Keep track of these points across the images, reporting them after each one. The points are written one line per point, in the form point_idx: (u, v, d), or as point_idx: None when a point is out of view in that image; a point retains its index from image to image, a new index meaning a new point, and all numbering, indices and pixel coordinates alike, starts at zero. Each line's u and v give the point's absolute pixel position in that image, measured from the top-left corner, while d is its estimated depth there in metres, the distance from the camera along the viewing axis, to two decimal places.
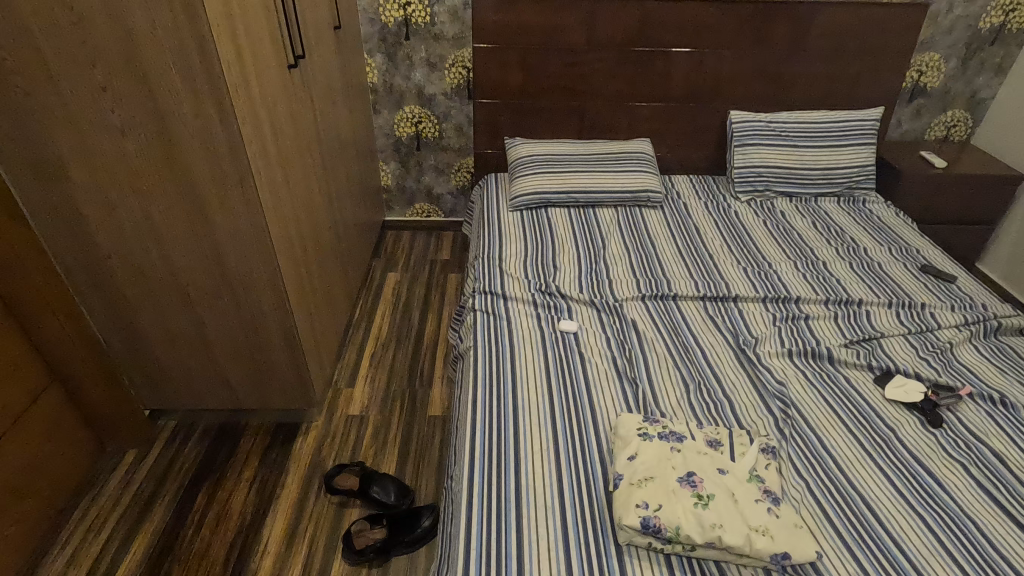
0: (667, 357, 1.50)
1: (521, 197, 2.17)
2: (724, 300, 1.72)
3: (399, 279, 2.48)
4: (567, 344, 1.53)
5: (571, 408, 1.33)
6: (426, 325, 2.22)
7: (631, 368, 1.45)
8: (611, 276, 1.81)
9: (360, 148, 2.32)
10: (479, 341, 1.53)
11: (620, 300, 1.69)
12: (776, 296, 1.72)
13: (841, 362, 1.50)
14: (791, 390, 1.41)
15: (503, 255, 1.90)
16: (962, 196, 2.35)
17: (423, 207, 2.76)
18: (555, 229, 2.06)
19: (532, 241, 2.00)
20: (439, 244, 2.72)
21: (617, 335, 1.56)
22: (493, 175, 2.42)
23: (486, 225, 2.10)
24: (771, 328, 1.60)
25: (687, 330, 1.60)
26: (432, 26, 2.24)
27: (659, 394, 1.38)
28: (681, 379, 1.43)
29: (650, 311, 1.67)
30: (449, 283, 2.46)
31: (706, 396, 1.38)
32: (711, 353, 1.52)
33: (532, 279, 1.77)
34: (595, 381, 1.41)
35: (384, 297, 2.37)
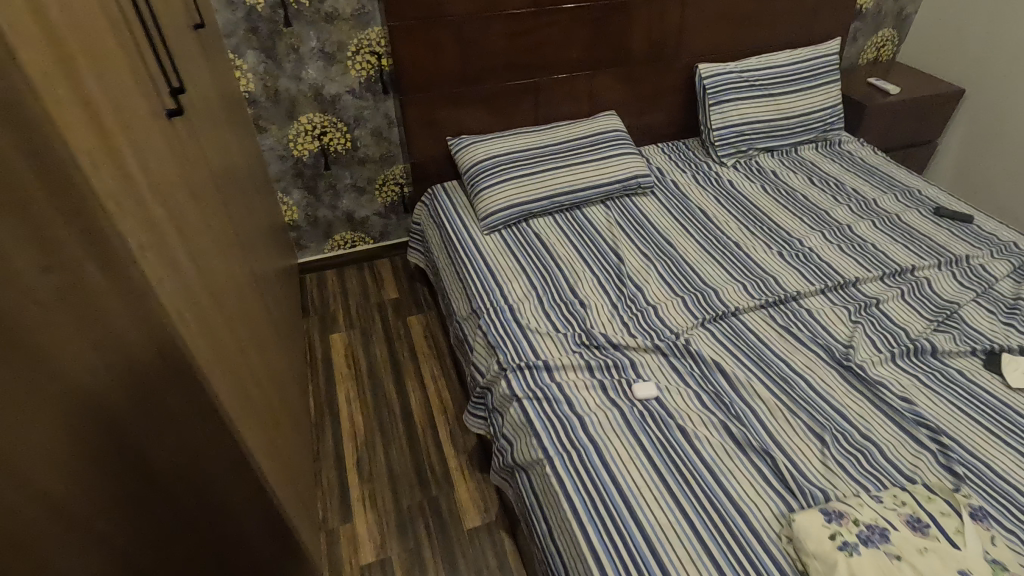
0: (777, 401, 1.21)
1: (494, 216, 1.71)
2: (786, 301, 1.46)
3: (347, 342, 1.94)
4: (658, 419, 1.18)
5: (718, 521, 1.01)
6: (408, 398, 1.75)
7: (751, 430, 1.15)
8: (652, 302, 1.46)
9: (258, 186, 1.70)
10: (551, 449, 1.13)
11: (682, 334, 1.36)
12: (835, 284, 1.50)
13: (944, 353, 1.32)
14: (923, 405, 1.20)
15: (511, 303, 1.46)
16: (914, 120, 2.31)
17: (344, 236, 2.18)
18: (549, 248, 1.65)
19: (534, 271, 1.57)
20: (378, 280, 2.19)
21: (707, 388, 1.24)
22: (439, 187, 1.92)
23: (464, 262, 1.62)
24: (855, 327, 1.38)
25: (774, 355, 1.32)
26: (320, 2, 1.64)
27: (801, 464, 1.09)
28: (810, 433, 1.15)
29: (720, 338, 1.36)
30: (412, 331, 1.98)
31: (848, 447, 1.13)
32: (817, 379, 1.26)
33: (567, 332, 1.37)
34: (722, 466, 1.10)
35: (339, 373, 1.83)
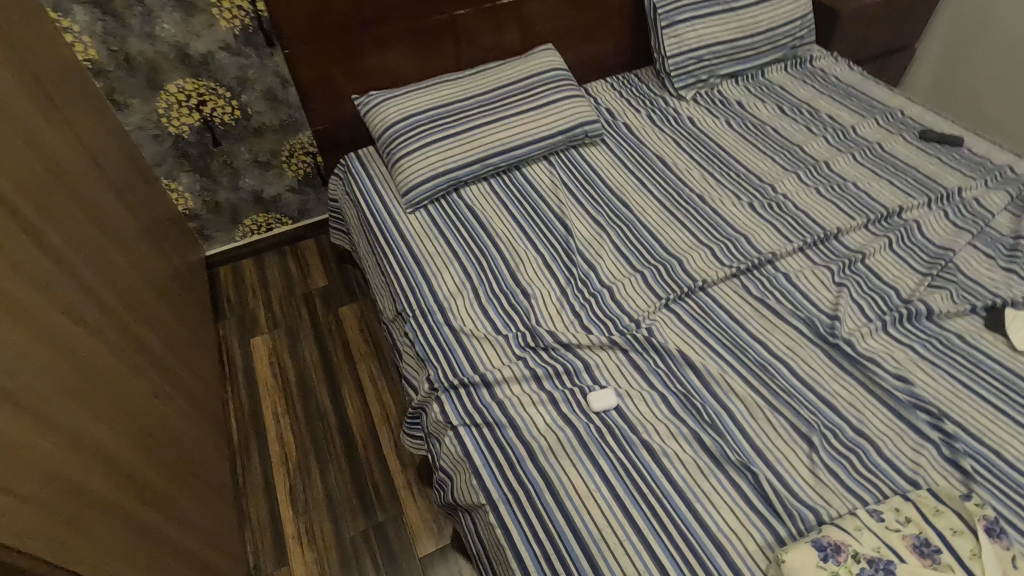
0: (757, 397, 1.03)
1: (417, 190, 1.43)
2: (760, 266, 1.26)
3: (271, 346, 1.70)
4: (620, 436, 1.00)
5: (695, 564, 0.85)
6: (346, 406, 1.54)
7: (728, 439, 0.98)
8: (606, 283, 1.24)
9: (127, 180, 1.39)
10: (496, 490, 0.94)
11: (643, 321, 1.16)
12: (815, 239, 1.29)
13: (941, 315, 1.14)
14: (920, 383, 1.04)
15: (442, 301, 1.23)
16: (891, 24, 2.04)
17: (257, 220, 1.89)
18: (485, 224, 1.40)
19: (468, 255, 1.33)
20: (303, 265, 1.93)
21: (675, 388, 1.06)
22: (352, 155, 1.62)
23: (385, 251, 1.37)
24: (840, 292, 1.18)
25: (750, 337, 1.13)
26: None
27: (787, 477, 0.93)
28: (796, 434, 0.99)
29: (686, 321, 1.16)
30: (345, 324, 1.75)
31: (840, 447, 0.97)
32: (801, 363, 1.08)
33: (508, 334, 1.15)
34: (697, 489, 0.93)
35: (264, 383, 1.61)
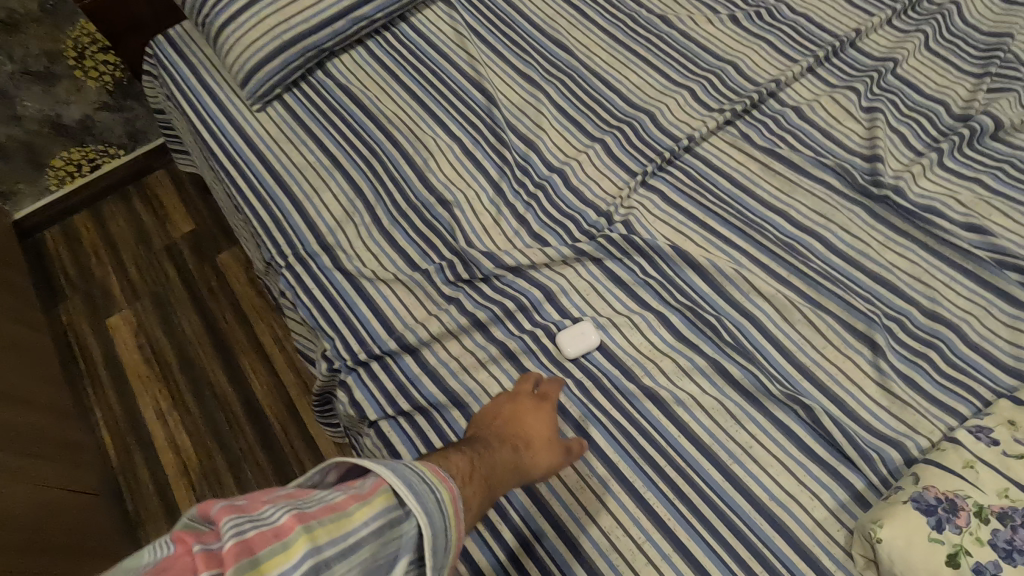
0: (789, 293, 0.73)
1: (260, 73, 0.96)
2: (760, 103, 0.90)
3: (136, 324, 1.29)
4: (611, 389, 0.69)
5: (746, 555, 0.60)
6: (250, 384, 1.19)
7: (762, 363, 0.69)
8: (556, 167, 0.87)
9: None
10: None
11: (617, 214, 0.82)
12: (827, 52, 0.93)
13: (1010, 129, 0.83)
14: (1002, 230, 0.75)
15: (325, 235, 0.84)
16: None
17: (68, 156, 1.36)
18: (369, 110, 0.97)
19: (352, 160, 0.91)
20: (157, 208, 1.45)
21: (676, 302, 0.74)
22: (158, 37, 1.10)
23: (232, 174, 0.94)
24: (873, 120, 0.85)
25: (765, 208, 0.80)
26: None
27: (850, 402, 0.66)
28: (851, 335, 0.70)
29: (674, 201, 0.83)
30: (227, 276, 1.33)
31: (910, 342, 0.69)
32: (840, 233, 0.77)
33: (429, 268, 0.79)
34: (730, 445, 0.65)
35: (137, 375, 1.23)
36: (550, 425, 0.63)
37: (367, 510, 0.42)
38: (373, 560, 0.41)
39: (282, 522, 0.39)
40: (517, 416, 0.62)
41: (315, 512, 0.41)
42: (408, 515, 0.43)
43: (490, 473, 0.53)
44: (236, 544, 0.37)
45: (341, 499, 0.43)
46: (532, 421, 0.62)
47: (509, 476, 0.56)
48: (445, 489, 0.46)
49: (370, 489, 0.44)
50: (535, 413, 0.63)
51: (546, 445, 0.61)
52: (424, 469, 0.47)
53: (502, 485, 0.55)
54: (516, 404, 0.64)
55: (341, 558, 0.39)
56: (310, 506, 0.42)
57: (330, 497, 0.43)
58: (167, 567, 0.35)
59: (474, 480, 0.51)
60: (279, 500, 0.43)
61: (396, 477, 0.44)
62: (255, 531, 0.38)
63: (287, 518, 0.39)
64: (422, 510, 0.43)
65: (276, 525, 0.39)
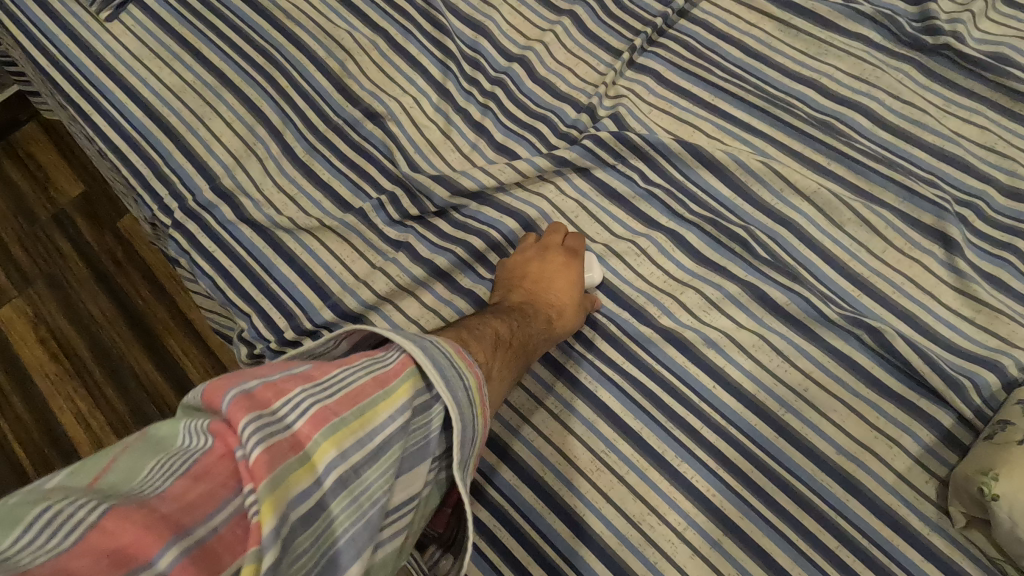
0: (832, 186, 0.57)
1: None
2: None
3: (31, 314, 1.07)
4: (621, 337, 0.54)
5: (814, 529, 0.47)
6: (184, 368, 1.01)
7: (809, 280, 0.53)
8: (515, 54, 0.66)
9: None
10: None
11: (601, 107, 0.63)
12: None
13: None
14: None
15: (221, 177, 0.63)
16: None
17: None
18: (257, 1, 0.72)
19: (243, 72, 0.69)
20: (33, 170, 1.18)
21: (691, 214, 0.57)
22: None
23: (84, 110, 0.70)
24: None
25: (789, 79, 0.62)
26: None
27: (924, 317, 0.51)
28: (917, 233, 0.54)
29: (673, 84, 0.63)
30: (134, 243, 1.11)
31: (991, 232, 0.54)
32: (888, 100, 0.60)
33: (365, 206, 0.60)
34: (778, 390, 0.51)
35: (43, 375, 1.02)
36: (577, 283, 0.53)
37: (395, 400, 0.36)
38: (403, 453, 0.36)
39: (306, 422, 0.32)
40: (541, 271, 0.53)
41: (335, 397, 0.34)
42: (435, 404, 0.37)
43: (512, 351, 0.46)
44: (264, 449, 0.30)
45: (365, 383, 0.35)
46: (556, 278, 0.52)
47: (531, 349, 0.48)
48: (472, 374, 0.40)
49: (394, 374, 0.36)
50: (561, 269, 0.53)
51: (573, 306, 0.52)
52: (446, 347, 0.40)
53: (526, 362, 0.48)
54: (540, 257, 0.54)
55: (374, 456, 0.34)
56: (330, 391, 0.34)
57: (351, 377, 0.36)
58: (192, 481, 0.29)
59: (496, 361, 0.44)
60: (298, 375, 0.35)
61: (423, 357, 0.37)
62: (277, 433, 0.31)
63: (310, 415, 0.33)
64: (451, 398, 0.37)
65: (295, 429, 0.32)
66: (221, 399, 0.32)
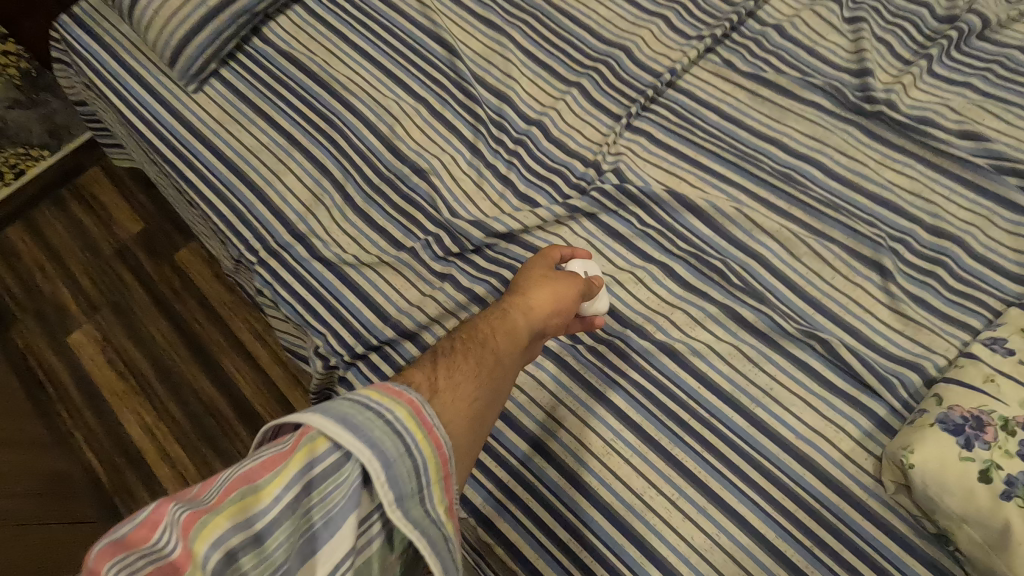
0: (792, 226, 0.71)
1: (191, 45, 0.85)
2: (739, 24, 0.85)
3: (99, 337, 1.21)
4: (625, 349, 0.67)
5: (778, 498, 0.60)
6: (236, 384, 1.14)
7: (773, 301, 0.67)
8: (533, 119, 0.81)
9: None
10: (476, 490, 0.63)
11: (605, 163, 0.77)
12: None
13: (1001, 24, 0.79)
14: (995, 134, 0.73)
15: (296, 222, 0.77)
16: None
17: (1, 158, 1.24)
18: (319, 76, 0.87)
19: (310, 134, 0.83)
20: (97, 209, 1.33)
21: (679, 250, 0.71)
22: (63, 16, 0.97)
23: (179, 167, 0.85)
24: (860, 30, 0.81)
25: (757, 138, 0.77)
26: None
27: (865, 329, 0.65)
28: (859, 263, 0.68)
29: (664, 142, 0.78)
30: (190, 274, 1.25)
31: (917, 262, 0.68)
32: (836, 155, 0.74)
33: (415, 245, 0.74)
34: (749, 389, 0.64)
35: (112, 391, 1.16)
36: (545, 273, 0.61)
37: (281, 479, 0.37)
38: (304, 529, 0.37)
39: (183, 539, 0.34)
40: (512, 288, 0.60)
41: (215, 500, 0.36)
42: (350, 462, 0.38)
43: (471, 356, 0.50)
44: None
45: (247, 475, 0.37)
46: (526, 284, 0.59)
47: (500, 349, 0.52)
48: (395, 407, 0.40)
49: (278, 457, 0.37)
50: (529, 277, 0.60)
51: (545, 292, 0.58)
52: (363, 393, 0.41)
53: (499, 361, 0.51)
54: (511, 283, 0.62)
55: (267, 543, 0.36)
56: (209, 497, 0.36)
57: (236, 471, 0.37)
58: None
59: (444, 375, 0.47)
60: (179, 494, 0.37)
61: (315, 422, 0.38)
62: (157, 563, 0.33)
63: (188, 527, 0.34)
64: (356, 449, 0.38)
65: (177, 551, 0.34)
66: (91, 551, 0.34)
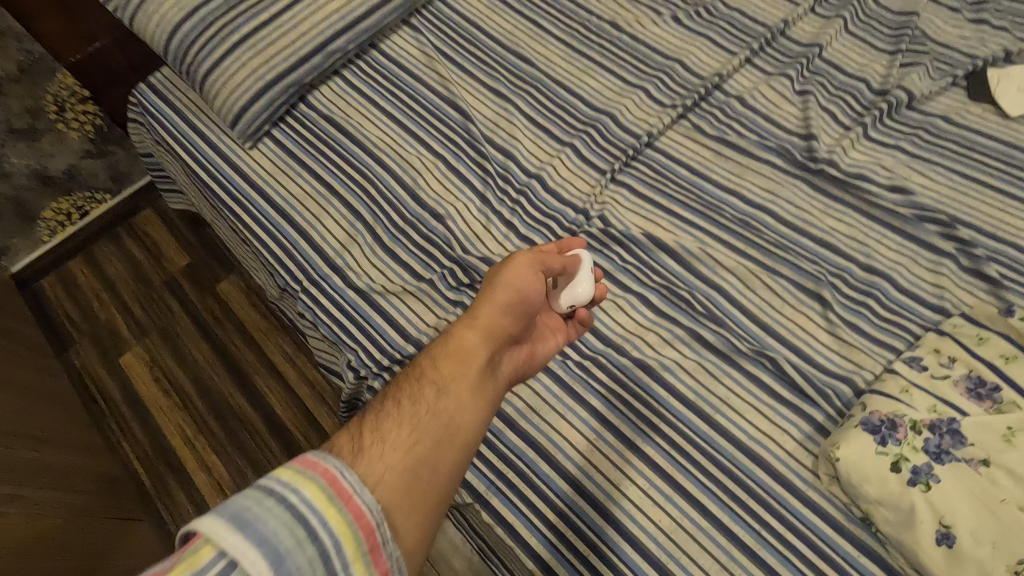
0: (748, 263, 0.85)
1: (249, 113, 1.03)
2: (707, 96, 1.01)
3: (148, 358, 1.35)
4: (607, 364, 0.80)
5: (734, 489, 0.71)
6: (269, 402, 1.27)
7: (731, 326, 0.80)
8: (533, 172, 0.97)
9: None
10: (481, 482, 0.75)
11: (593, 210, 0.92)
12: (762, 41, 1.05)
13: (923, 98, 0.96)
14: (920, 189, 0.87)
15: (333, 257, 0.93)
16: None
17: (58, 206, 1.41)
18: (355, 136, 1.04)
19: (346, 185, 0.99)
20: (149, 245, 1.50)
21: (654, 283, 0.85)
22: (143, 85, 1.16)
23: (236, 211, 1.01)
24: (806, 101, 0.97)
25: (720, 190, 0.92)
26: None
27: (807, 349, 0.78)
28: (803, 294, 0.82)
29: (643, 192, 0.93)
30: (230, 303, 1.40)
31: (852, 294, 0.81)
32: (786, 205, 0.89)
33: (433, 277, 0.89)
34: (711, 399, 0.76)
35: (158, 407, 1.29)
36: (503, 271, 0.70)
37: None
38: None
39: None
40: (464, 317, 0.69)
41: None
42: (238, 571, 0.41)
43: (401, 411, 0.58)
44: None
45: None
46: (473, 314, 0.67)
47: (435, 391, 0.60)
48: (298, 495, 0.46)
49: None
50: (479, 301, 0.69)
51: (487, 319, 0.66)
52: (268, 483, 0.46)
53: (435, 401, 0.59)
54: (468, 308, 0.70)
55: None
56: None
57: None
58: None
59: (377, 428, 0.56)
60: None
61: (203, 526, 0.42)
62: None
63: None
64: (249, 546, 0.42)
65: None
66: None
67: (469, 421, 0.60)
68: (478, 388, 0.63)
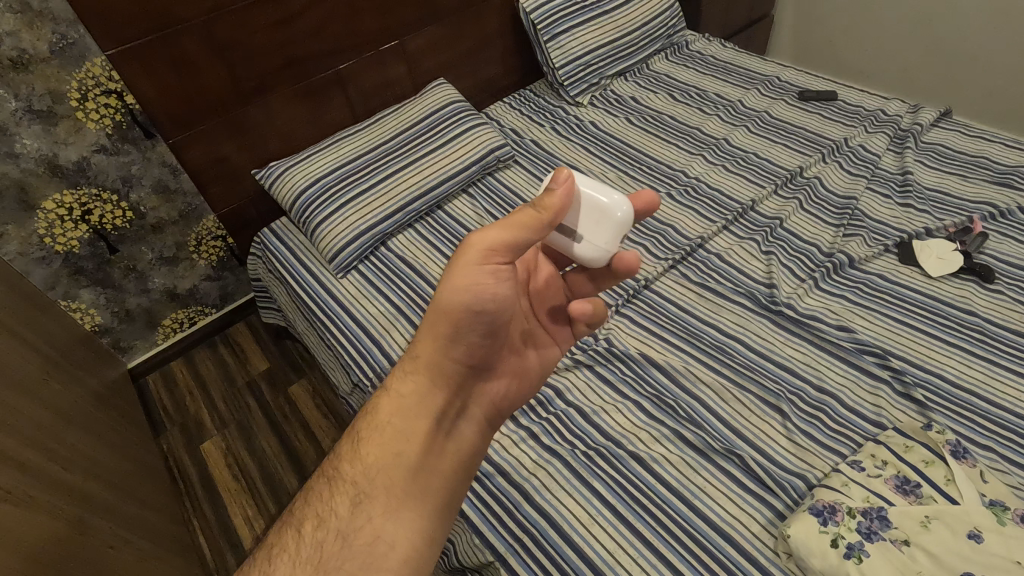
0: (722, 379, 1.07)
1: (344, 252, 1.38)
2: (693, 252, 1.31)
3: (224, 446, 1.59)
4: (608, 455, 1.00)
5: (707, 561, 0.86)
6: None
7: (708, 429, 1.01)
8: None
9: (28, 320, 1.27)
10: (501, 543, 0.93)
11: (601, 333, 1.18)
12: (735, 214, 1.37)
13: (861, 260, 1.23)
14: (860, 329, 1.11)
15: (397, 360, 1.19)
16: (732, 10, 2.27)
17: (176, 316, 1.77)
18: (422, 272, 1.37)
19: (410, 307, 1.29)
20: (239, 352, 1.82)
21: (647, 393, 1.08)
22: (268, 228, 1.55)
23: (326, 322, 1.32)
24: (769, 259, 1.25)
25: (702, 323, 1.17)
26: (19, 58, 1.22)
27: (768, 450, 0.97)
28: (766, 405, 1.02)
29: (640, 323, 1.19)
30: (297, 403, 1.66)
31: (805, 406, 1.02)
32: (754, 336, 1.13)
33: None
34: (691, 487, 0.94)
35: (226, 489, 1.50)
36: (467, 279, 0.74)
37: None
38: None
39: None
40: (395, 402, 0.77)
41: None
42: None
43: (323, 539, 0.67)
44: None
45: None
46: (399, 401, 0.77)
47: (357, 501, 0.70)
48: None
49: None
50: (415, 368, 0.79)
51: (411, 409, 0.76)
52: None
53: (356, 510, 0.69)
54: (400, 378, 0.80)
55: None
56: None
57: None
58: None
59: (300, 555, 0.66)
60: None
61: None
62: None
63: None
64: None
65: None
66: None
67: (389, 535, 0.68)
68: (408, 473, 0.73)
